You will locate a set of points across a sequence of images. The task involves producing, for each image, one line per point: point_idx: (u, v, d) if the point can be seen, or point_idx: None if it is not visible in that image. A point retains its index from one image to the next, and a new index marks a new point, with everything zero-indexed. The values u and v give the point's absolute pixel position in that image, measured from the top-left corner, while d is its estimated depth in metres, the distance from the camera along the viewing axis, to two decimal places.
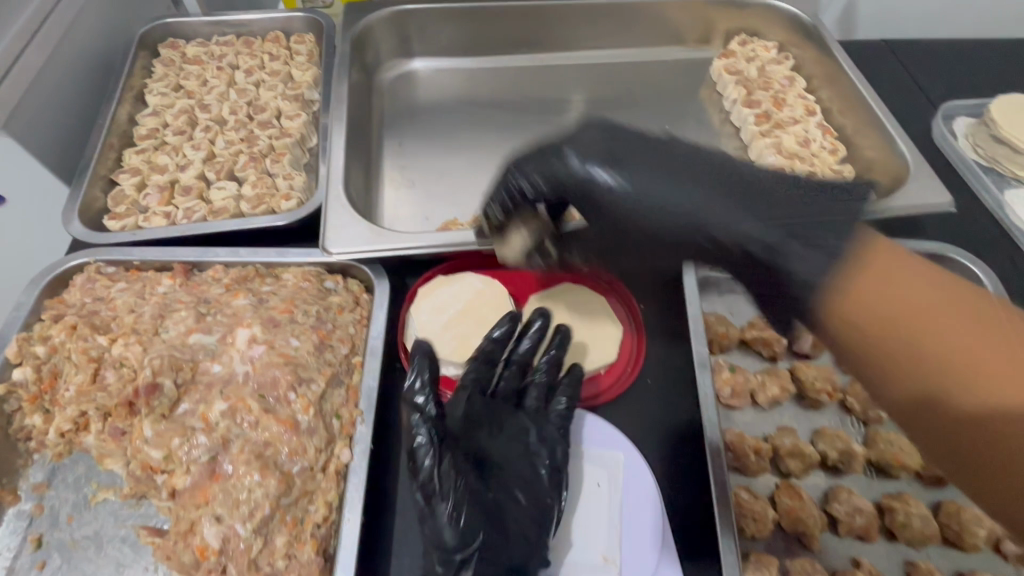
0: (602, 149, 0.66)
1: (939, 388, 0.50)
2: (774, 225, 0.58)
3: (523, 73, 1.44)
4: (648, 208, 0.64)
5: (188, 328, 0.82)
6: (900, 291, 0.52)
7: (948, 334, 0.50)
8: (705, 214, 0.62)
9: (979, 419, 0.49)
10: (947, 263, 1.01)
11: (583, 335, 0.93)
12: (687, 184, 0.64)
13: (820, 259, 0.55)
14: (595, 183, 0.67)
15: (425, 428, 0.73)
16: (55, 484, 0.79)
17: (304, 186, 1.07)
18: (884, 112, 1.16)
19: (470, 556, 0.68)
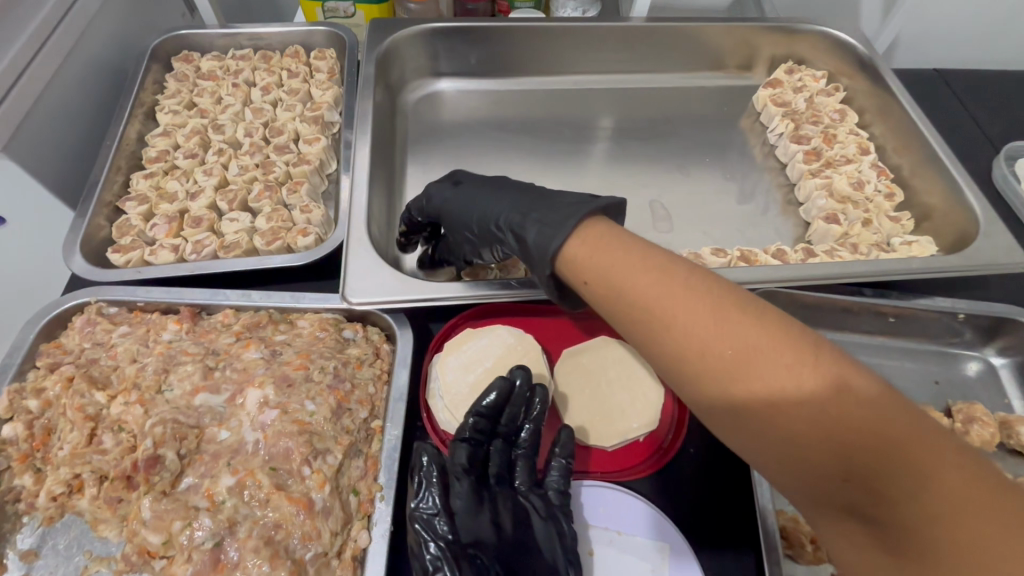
0: (457, 182, 0.90)
1: (720, 372, 0.53)
2: (519, 213, 0.77)
3: (553, 96, 1.36)
4: (474, 212, 0.84)
5: (194, 385, 0.75)
6: (673, 308, 0.57)
7: (690, 314, 0.56)
8: (501, 211, 0.80)
9: (764, 401, 0.51)
10: (1020, 328, 0.93)
11: (623, 400, 0.85)
12: (503, 194, 0.82)
13: (549, 232, 0.71)
14: (449, 199, 0.88)
15: (440, 552, 0.61)
16: (44, 552, 0.71)
17: (322, 220, 1.00)
18: (949, 155, 1.07)
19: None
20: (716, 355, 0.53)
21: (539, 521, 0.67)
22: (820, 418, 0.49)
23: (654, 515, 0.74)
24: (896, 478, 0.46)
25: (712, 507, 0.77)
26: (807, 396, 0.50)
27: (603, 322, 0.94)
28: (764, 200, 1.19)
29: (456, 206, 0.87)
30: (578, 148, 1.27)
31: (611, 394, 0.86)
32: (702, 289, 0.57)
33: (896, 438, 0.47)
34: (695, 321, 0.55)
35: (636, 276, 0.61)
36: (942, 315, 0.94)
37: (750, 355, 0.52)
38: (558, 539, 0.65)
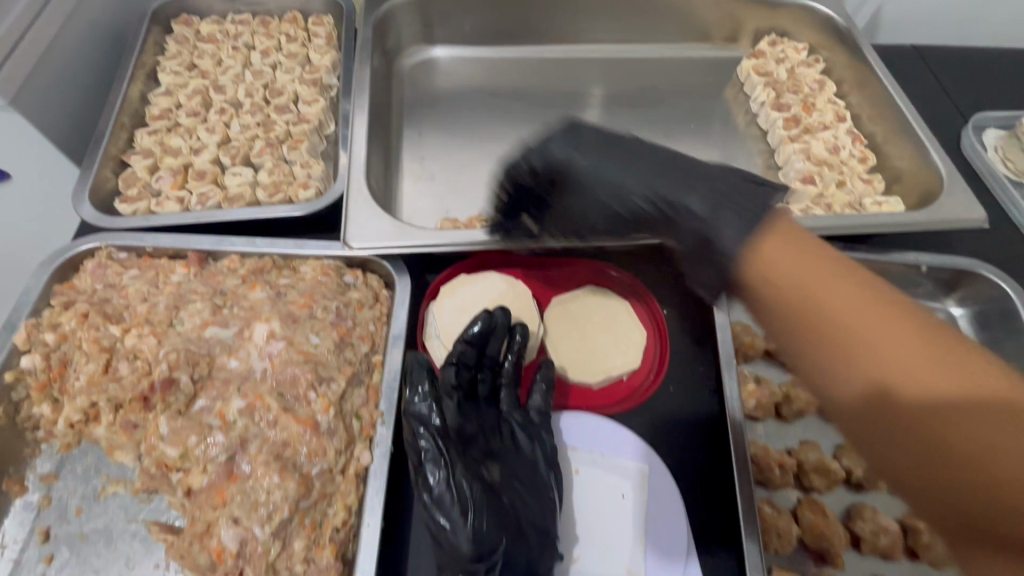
0: (574, 139, 0.77)
1: (891, 381, 0.49)
2: (677, 193, 0.68)
3: (546, 65, 1.40)
4: (603, 184, 0.75)
5: (204, 320, 0.79)
6: (843, 306, 0.52)
7: (860, 312, 0.51)
8: (665, 196, 0.69)
9: (933, 414, 0.47)
10: (978, 280, 0.99)
11: (609, 343, 0.90)
12: (658, 171, 0.71)
13: (734, 222, 0.61)
14: (575, 160, 0.77)
15: (431, 439, 0.68)
16: (63, 475, 0.77)
17: (322, 175, 1.04)
18: (918, 124, 1.13)
19: (491, 563, 0.64)
20: (883, 361, 0.49)
21: (521, 434, 0.75)
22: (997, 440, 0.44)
23: (636, 447, 0.80)
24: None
25: (687, 435, 0.83)
26: (987, 417, 0.45)
27: (590, 272, 0.99)
28: (745, 165, 1.25)
29: (585, 177, 0.76)
30: (568, 116, 1.32)
31: (597, 338, 0.91)
32: (892, 302, 0.52)
33: None
34: (870, 323, 0.50)
35: (812, 267, 0.54)
36: (906, 268, 1.01)
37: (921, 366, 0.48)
38: (539, 449, 0.75)
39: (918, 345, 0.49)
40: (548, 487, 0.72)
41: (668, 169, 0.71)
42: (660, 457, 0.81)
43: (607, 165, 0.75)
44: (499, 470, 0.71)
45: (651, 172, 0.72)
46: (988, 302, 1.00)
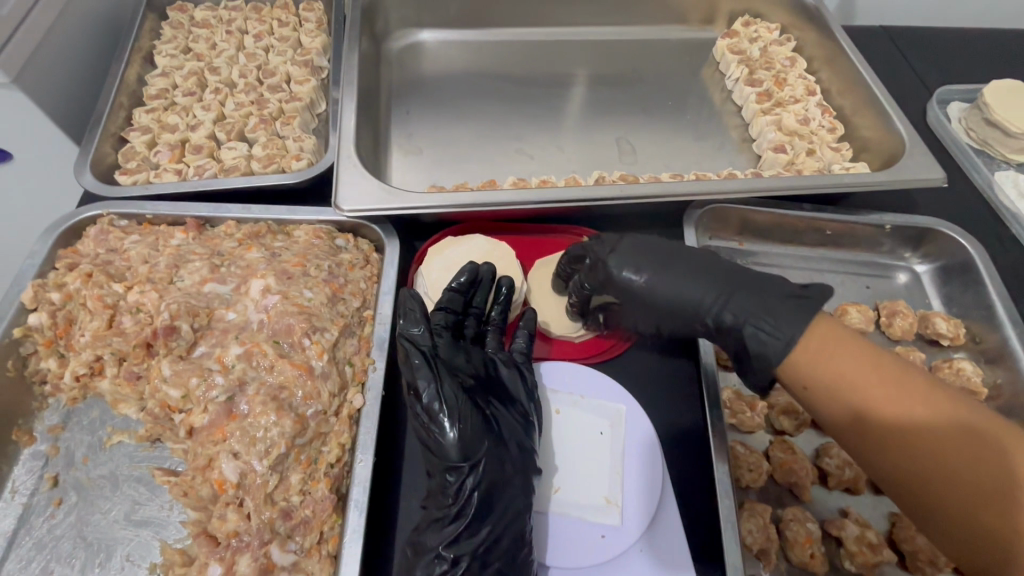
0: (635, 260, 0.79)
1: (887, 432, 0.60)
2: (735, 298, 0.75)
3: (529, 47, 1.45)
4: (662, 282, 0.78)
5: (203, 277, 0.83)
6: (845, 374, 0.63)
7: (854, 364, 0.63)
8: (721, 305, 0.75)
9: (920, 453, 0.58)
10: (938, 237, 1.05)
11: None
12: (705, 274, 0.78)
13: (782, 328, 0.70)
14: (635, 254, 0.79)
15: (422, 358, 0.73)
16: (70, 426, 0.81)
17: (314, 149, 1.09)
18: (882, 94, 1.19)
19: (473, 463, 0.70)
20: (873, 401, 0.61)
21: (506, 368, 0.80)
22: (953, 461, 0.57)
23: (614, 389, 0.85)
24: (977, 504, 0.55)
25: (663, 382, 0.87)
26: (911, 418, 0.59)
27: (571, 237, 1.04)
28: (720, 138, 1.30)
29: (652, 292, 0.78)
30: (552, 93, 1.36)
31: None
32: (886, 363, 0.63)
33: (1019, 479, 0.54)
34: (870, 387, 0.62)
35: (824, 348, 0.66)
36: (871, 228, 1.06)
37: (901, 401, 0.60)
38: (522, 381, 0.80)
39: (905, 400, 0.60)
40: (528, 409, 0.78)
41: (714, 274, 0.78)
42: (637, 399, 0.85)
43: (668, 265, 0.78)
44: (482, 393, 0.76)
45: (701, 274, 0.78)
46: (950, 258, 1.06)
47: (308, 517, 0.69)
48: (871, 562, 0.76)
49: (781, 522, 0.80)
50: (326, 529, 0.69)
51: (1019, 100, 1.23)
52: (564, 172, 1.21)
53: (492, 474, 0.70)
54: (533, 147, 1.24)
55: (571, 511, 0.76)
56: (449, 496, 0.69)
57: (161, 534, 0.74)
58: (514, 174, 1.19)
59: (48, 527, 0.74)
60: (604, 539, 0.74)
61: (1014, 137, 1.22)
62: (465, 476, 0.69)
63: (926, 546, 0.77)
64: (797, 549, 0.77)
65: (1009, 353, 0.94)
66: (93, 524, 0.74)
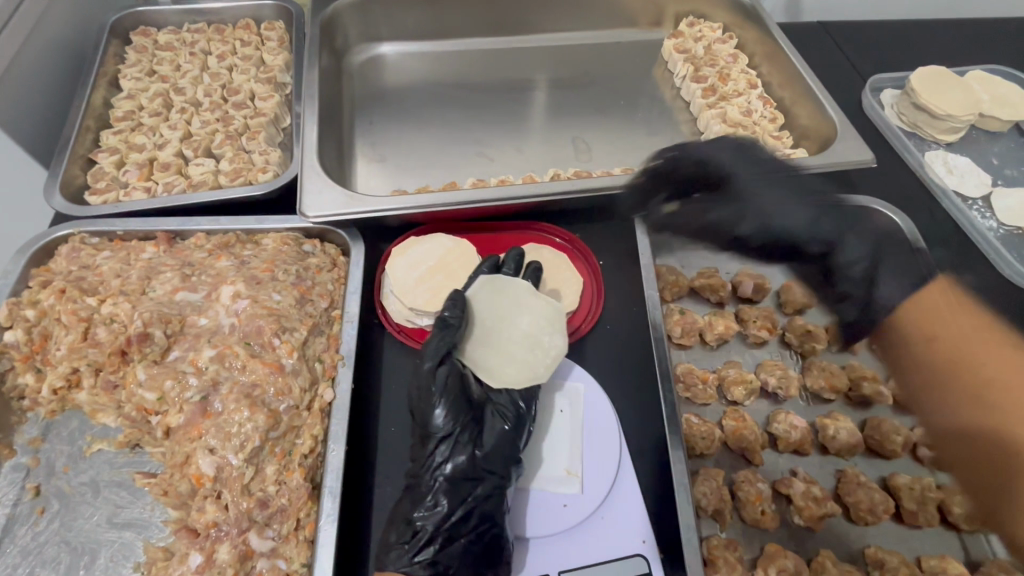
0: (742, 164, 1.00)
1: (970, 386, 0.74)
2: (843, 233, 0.95)
3: (487, 55, 1.51)
4: (772, 170, 1.01)
5: (175, 286, 0.87)
6: (966, 345, 0.76)
7: (972, 342, 0.75)
8: (776, 211, 0.96)
9: (996, 421, 0.71)
10: (872, 214, 1.12)
11: (499, 360, 0.83)
12: (779, 192, 0.97)
13: (858, 248, 0.94)
14: (750, 162, 1.00)
15: (439, 342, 0.79)
16: (49, 438, 0.83)
17: (279, 161, 1.14)
18: (816, 83, 1.26)
19: (449, 437, 0.75)
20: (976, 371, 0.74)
21: None
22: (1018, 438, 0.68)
23: (581, 371, 0.91)
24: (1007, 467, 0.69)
25: (620, 362, 0.93)
26: (991, 389, 0.72)
27: (529, 232, 1.08)
28: (672, 132, 1.37)
29: (766, 184, 0.98)
30: (510, 98, 1.42)
31: (495, 343, 0.84)
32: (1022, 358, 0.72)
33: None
34: (995, 365, 0.73)
35: (965, 325, 0.77)
36: None
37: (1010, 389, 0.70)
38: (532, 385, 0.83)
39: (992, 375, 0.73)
40: (519, 397, 0.82)
41: (818, 200, 0.99)
42: (595, 379, 0.91)
43: (775, 177, 0.99)
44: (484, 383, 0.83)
45: (801, 199, 0.97)
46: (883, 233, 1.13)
47: (284, 505, 0.72)
48: (817, 515, 0.82)
49: (734, 484, 0.85)
50: (302, 515, 0.72)
51: (942, 85, 1.32)
52: (522, 172, 1.27)
53: (464, 452, 0.75)
54: (493, 149, 1.30)
55: (535, 482, 0.81)
56: (425, 468, 0.75)
57: (145, 534, 0.76)
58: (475, 176, 1.25)
59: (32, 535, 0.76)
60: (566, 508, 0.79)
61: (941, 119, 1.31)
62: (451, 453, 0.74)
63: (867, 497, 0.84)
64: (749, 508, 0.82)
65: None
66: (75, 529, 0.76)
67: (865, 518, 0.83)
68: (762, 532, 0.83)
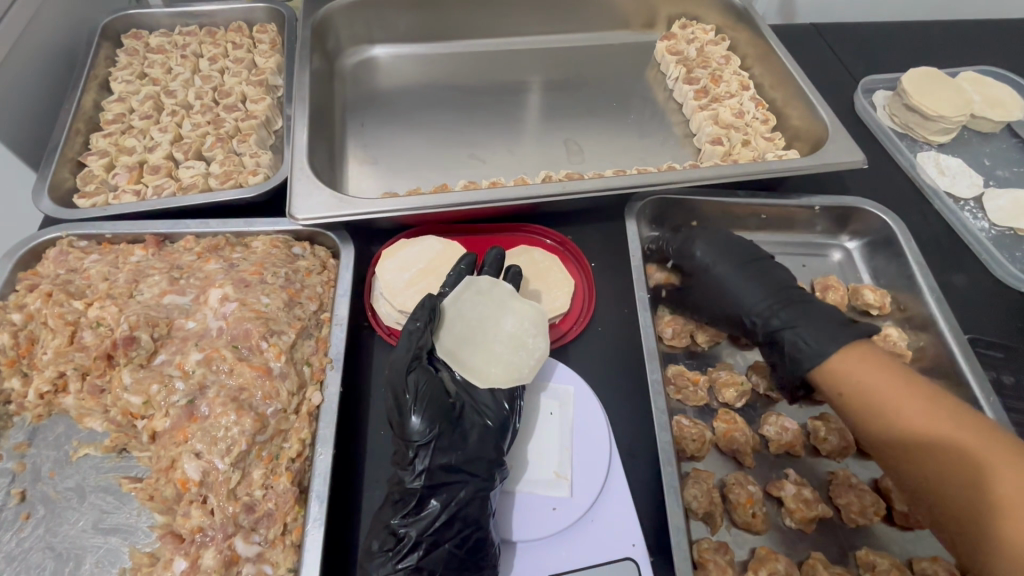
0: (719, 248, 0.96)
1: (861, 411, 0.75)
2: (790, 315, 0.86)
3: (479, 57, 1.51)
4: (729, 261, 0.95)
5: (162, 290, 0.87)
6: (864, 382, 0.76)
7: (881, 378, 0.75)
8: (751, 305, 0.90)
9: (903, 442, 0.71)
10: (863, 214, 1.12)
11: (484, 361, 0.83)
12: (749, 287, 0.92)
13: (822, 346, 0.81)
14: (719, 249, 0.97)
15: (409, 349, 0.79)
16: (35, 443, 0.83)
17: (270, 164, 1.14)
18: (807, 85, 1.27)
19: (427, 444, 0.74)
20: (904, 413, 0.72)
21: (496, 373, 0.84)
22: (914, 452, 0.70)
23: (571, 372, 0.90)
24: (942, 482, 0.69)
25: (611, 365, 0.93)
26: (909, 416, 0.71)
27: (521, 234, 1.07)
28: (665, 134, 1.38)
29: (716, 280, 0.94)
30: (502, 100, 1.42)
31: (477, 344, 0.84)
32: (920, 396, 0.72)
33: (966, 475, 0.67)
34: (888, 394, 0.74)
35: (882, 374, 0.75)
36: (803, 210, 1.13)
37: (903, 410, 0.72)
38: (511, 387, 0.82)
39: (894, 410, 0.72)
40: (503, 399, 0.81)
41: (790, 291, 0.90)
42: (587, 381, 0.90)
43: (745, 256, 0.95)
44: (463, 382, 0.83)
45: (764, 292, 0.91)
46: (875, 233, 1.13)
47: (270, 510, 0.72)
48: (808, 517, 0.81)
49: (725, 487, 0.84)
50: (289, 520, 0.72)
51: (933, 86, 1.33)
52: (515, 174, 1.27)
53: (444, 456, 0.74)
54: (485, 151, 1.30)
55: (522, 486, 0.81)
56: (404, 475, 0.74)
57: (130, 540, 0.76)
58: (467, 178, 1.25)
59: (17, 541, 0.75)
60: (555, 511, 0.78)
61: (932, 120, 1.31)
62: (429, 458, 0.73)
63: (858, 498, 0.84)
64: (740, 511, 0.81)
65: (932, 321, 1.00)
66: (61, 535, 0.76)
67: (856, 520, 0.83)
68: (753, 534, 0.83)
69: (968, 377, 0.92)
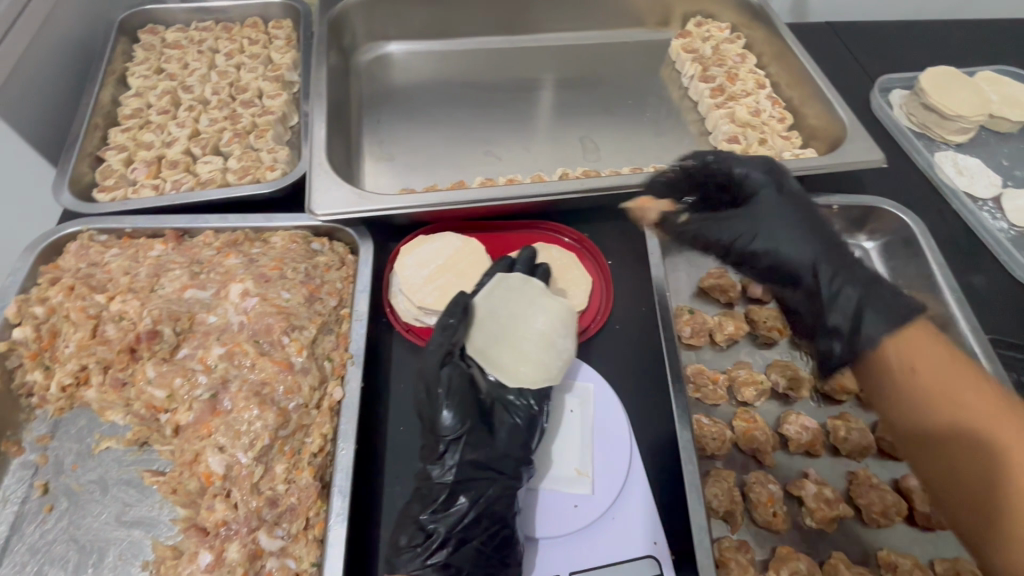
0: (787, 192, 0.82)
1: (908, 390, 0.70)
2: (845, 279, 0.76)
3: (493, 55, 1.51)
4: (790, 207, 0.81)
5: (183, 284, 0.87)
6: (922, 369, 0.69)
7: (940, 365, 0.69)
8: (801, 259, 0.79)
9: (944, 428, 0.67)
10: (881, 214, 1.12)
11: (515, 358, 0.83)
12: (803, 239, 0.80)
13: (883, 323, 0.73)
14: (795, 198, 0.82)
15: (442, 346, 0.79)
16: (57, 435, 0.83)
17: (287, 159, 1.14)
18: (825, 84, 1.26)
19: (458, 440, 0.74)
20: (956, 404, 0.67)
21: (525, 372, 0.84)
22: (951, 442, 0.67)
23: (595, 371, 0.90)
24: (974, 472, 0.65)
25: (630, 363, 0.92)
26: (961, 404, 0.67)
27: (538, 232, 1.07)
28: (680, 132, 1.37)
29: (776, 222, 0.81)
30: (517, 97, 1.42)
31: (509, 343, 0.84)
32: (984, 392, 0.67)
33: (1000, 469, 0.64)
34: (957, 385, 0.68)
35: (942, 363, 0.69)
36: (821, 210, 1.12)
37: (956, 403, 0.67)
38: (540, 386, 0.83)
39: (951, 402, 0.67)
40: (532, 398, 0.81)
41: (840, 249, 0.79)
42: (607, 380, 0.90)
43: (807, 207, 0.82)
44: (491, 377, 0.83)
45: (816, 245, 0.79)
46: (893, 233, 1.13)
47: (293, 504, 0.72)
48: (829, 517, 0.81)
49: (745, 486, 0.84)
50: (311, 515, 0.72)
51: (952, 86, 1.32)
52: (531, 171, 1.26)
53: (473, 452, 0.75)
54: (501, 148, 1.30)
55: (547, 483, 0.81)
56: (432, 471, 0.74)
57: (153, 532, 0.76)
58: (483, 175, 1.24)
59: (40, 533, 0.76)
60: (577, 509, 0.79)
61: (950, 119, 1.30)
62: (460, 454, 0.74)
63: (879, 499, 0.83)
64: (761, 510, 0.81)
65: (952, 320, 1.00)
66: (84, 528, 0.76)
67: (877, 521, 0.83)
68: (773, 534, 0.82)
69: None
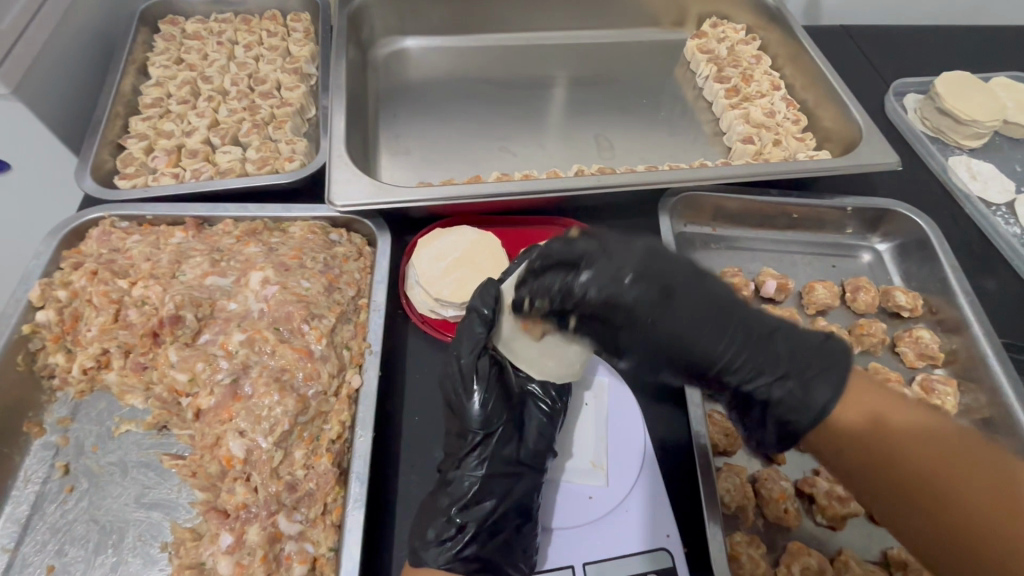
0: (604, 271, 0.64)
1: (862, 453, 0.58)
2: (805, 372, 0.63)
3: (509, 51, 1.51)
4: (620, 295, 0.64)
5: (204, 271, 0.88)
6: (891, 423, 0.58)
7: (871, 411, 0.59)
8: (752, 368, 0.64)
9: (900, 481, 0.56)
10: (894, 216, 1.12)
11: (540, 351, 0.77)
12: (720, 334, 0.64)
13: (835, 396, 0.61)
14: (653, 270, 0.64)
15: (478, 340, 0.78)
16: (78, 417, 0.84)
17: (305, 151, 1.15)
18: (840, 85, 1.26)
19: (488, 434, 0.77)
20: (893, 451, 0.57)
21: None
22: (911, 490, 0.56)
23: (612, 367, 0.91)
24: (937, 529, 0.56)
25: None
26: (915, 448, 0.56)
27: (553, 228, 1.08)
28: (694, 132, 1.38)
29: (665, 325, 0.64)
30: (532, 95, 1.42)
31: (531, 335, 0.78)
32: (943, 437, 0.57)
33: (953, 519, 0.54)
34: (907, 435, 0.57)
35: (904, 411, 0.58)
36: (835, 211, 1.12)
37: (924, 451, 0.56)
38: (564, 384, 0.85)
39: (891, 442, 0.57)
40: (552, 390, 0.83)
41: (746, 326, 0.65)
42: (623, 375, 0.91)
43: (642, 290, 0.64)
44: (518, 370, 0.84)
45: (733, 335, 0.65)
46: (907, 236, 1.13)
47: (312, 489, 0.73)
48: (840, 515, 0.82)
49: (757, 482, 0.85)
50: (329, 500, 0.72)
51: (966, 91, 1.32)
52: (545, 168, 1.27)
53: (502, 447, 0.77)
54: (515, 144, 1.31)
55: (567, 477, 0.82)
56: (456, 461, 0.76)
57: (172, 515, 0.77)
58: (498, 171, 1.25)
59: (61, 513, 0.77)
60: (591, 500, 0.80)
61: (964, 124, 1.30)
62: (490, 449, 0.76)
63: None
64: (772, 506, 0.82)
65: (965, 322, 0.99)
66: (104, 508, 0.77)
67: None
68: (783, 530, 0.83)
69: (1001, 377, 0.92)
